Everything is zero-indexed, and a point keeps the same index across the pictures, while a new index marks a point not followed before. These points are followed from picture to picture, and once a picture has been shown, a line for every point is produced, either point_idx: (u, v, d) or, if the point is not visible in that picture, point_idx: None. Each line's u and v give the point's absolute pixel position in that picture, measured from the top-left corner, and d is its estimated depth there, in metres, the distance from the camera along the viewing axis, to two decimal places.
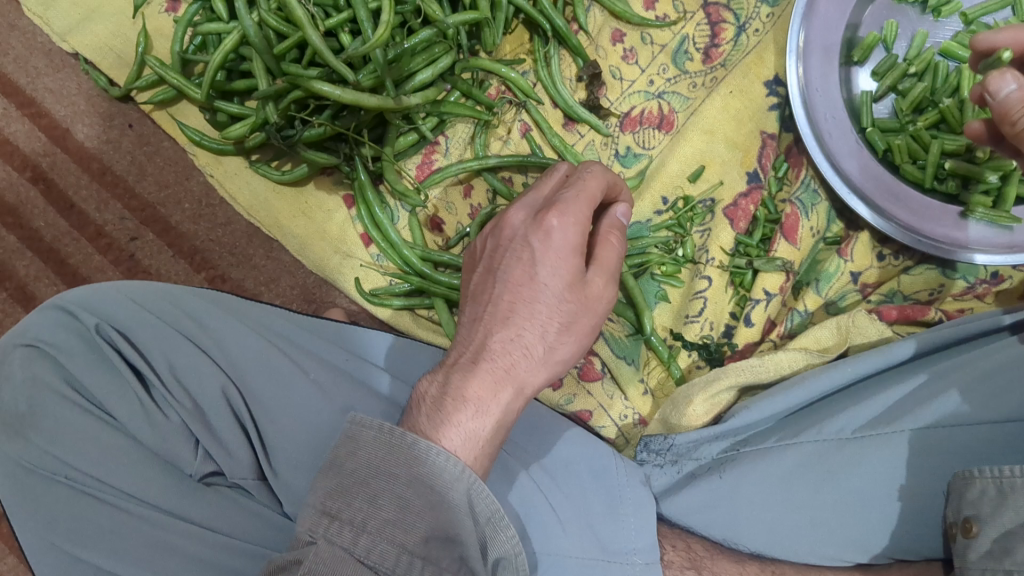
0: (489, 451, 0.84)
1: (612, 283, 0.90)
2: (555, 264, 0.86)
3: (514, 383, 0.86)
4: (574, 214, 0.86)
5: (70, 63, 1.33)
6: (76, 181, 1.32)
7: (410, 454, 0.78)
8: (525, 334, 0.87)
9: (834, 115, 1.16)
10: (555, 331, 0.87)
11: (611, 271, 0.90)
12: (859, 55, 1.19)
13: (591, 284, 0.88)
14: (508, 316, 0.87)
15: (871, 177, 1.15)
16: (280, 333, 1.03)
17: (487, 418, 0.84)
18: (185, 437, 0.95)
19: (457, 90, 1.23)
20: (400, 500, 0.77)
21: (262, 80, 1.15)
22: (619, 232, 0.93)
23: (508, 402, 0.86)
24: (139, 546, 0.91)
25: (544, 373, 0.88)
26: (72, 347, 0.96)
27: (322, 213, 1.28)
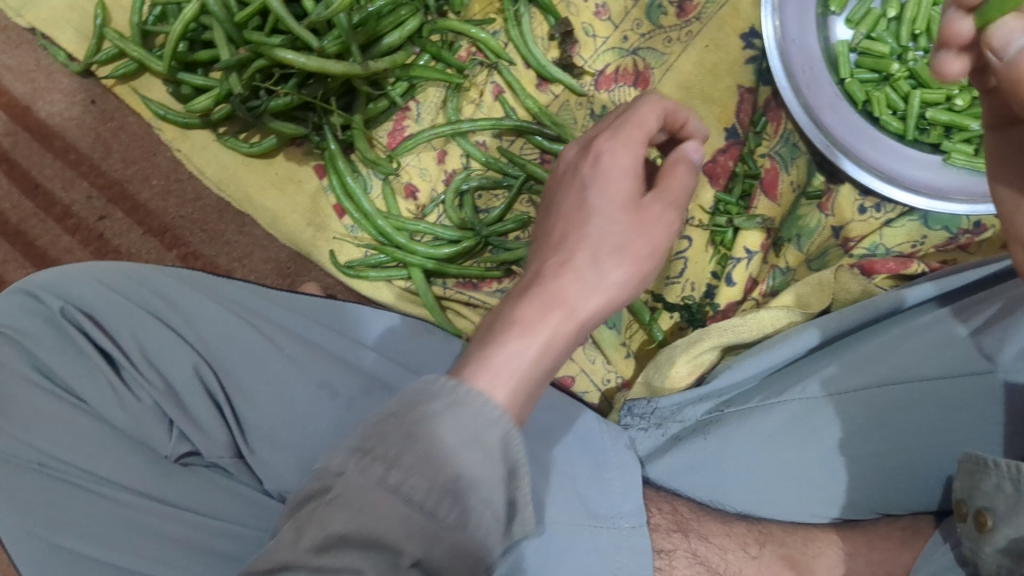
0: (531, 391, 0.72)
1: (669, 218, 0.79)
2: (606, 187, 0.78)
3: (564, 310, 0.74)
4: (638, 137, 0.79)
5: (27, 38, 1.29)
6: (40, 161, 1.29)
7: (445, 397, 0.66)
8: (578, 260, 0.76)
9: (811, 68, 1.14)
10: (608, 263, 0.77)
11: (670, 203, 0.79)
12: (837, 6, 1.16)
13: (647, 214, 0.78)
14: (561, 243, 0.78)
15: (849, 127, 1.14)
16: (252, 309, 1.01)
17: (539, 351, 0.72)
18: (159, 419, 0.93)
19: (427, 53, 1.20)
20: (444, 449, 0.63)
21: (223, 50, 1.12)
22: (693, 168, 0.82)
23: (558, 326, 0.74)
24: (120, 530, 0.89)
25: (597, 308, 0.76)
26: (36, 331, 0.94)
27: (294, 184, 1.25)
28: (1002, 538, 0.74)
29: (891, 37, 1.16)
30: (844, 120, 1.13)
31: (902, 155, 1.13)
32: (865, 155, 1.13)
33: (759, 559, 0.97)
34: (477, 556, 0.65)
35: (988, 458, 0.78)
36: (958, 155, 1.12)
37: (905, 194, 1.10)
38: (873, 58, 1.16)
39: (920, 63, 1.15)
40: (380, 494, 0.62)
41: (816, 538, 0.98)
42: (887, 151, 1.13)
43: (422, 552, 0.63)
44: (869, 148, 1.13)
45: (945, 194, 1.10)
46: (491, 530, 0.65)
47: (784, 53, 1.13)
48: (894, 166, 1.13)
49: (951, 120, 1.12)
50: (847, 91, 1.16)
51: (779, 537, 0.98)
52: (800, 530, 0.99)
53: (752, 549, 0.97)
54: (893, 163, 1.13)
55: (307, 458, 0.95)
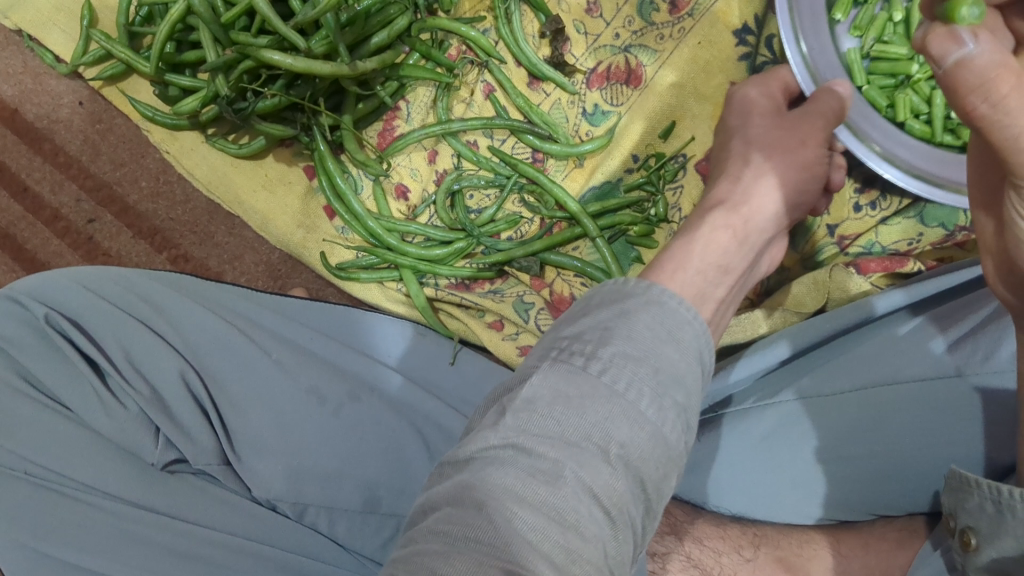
0: (717, 278, 0.82)
1: (818, 127, 0.90)
2: (742, 117, 0.95)
3: (725, 208, 0.87)
4: (758, 89, 0.96)
5: (15, 41, 1.28)
6: (28, 163, 1.28)
7: (638, 299, 0.67)
8: (730, 168, 0.92)
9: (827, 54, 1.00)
10: (759, 169, 0.89)
11: (811, 113, 0.91)
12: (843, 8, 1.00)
13: (785, 133, 0.91)
14: (726, 168, 0.92)
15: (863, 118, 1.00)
16: (241, 313, 1.01)
17: (712, 239, 0.84)
18: (146, 426, 0.91)
19: (417, 52, 1.18)
20: (642, 343, 0.63)
21: (210, 52, 1.11)
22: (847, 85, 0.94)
23: (727, 227, 0.85)
24: (106, 539, 0.88)
25: (762, 204, 0.88)
26: (20, 338, 0.92)
27: (283, 185, 1.24)
28: (987, 558, 0.72)
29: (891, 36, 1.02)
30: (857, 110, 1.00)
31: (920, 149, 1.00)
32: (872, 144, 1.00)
33: (753, 562, 0.96)
34: (666, 456, 0.62)
35: (971, 476, 0.74)
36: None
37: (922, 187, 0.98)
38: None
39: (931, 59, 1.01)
40: (589, 383, 0.61)
41: (811, 541, 0.96)
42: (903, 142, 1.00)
43: (626, 436, 0.60)
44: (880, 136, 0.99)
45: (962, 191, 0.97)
46: (680, 433, 0.64)
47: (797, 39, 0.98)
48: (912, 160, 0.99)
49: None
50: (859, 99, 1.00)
51: (774, 541, 0.97)
52: (796, 534, 0.97)
53: (746, 552, 0.96)
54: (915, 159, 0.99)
55: (294, 463, 0.94)
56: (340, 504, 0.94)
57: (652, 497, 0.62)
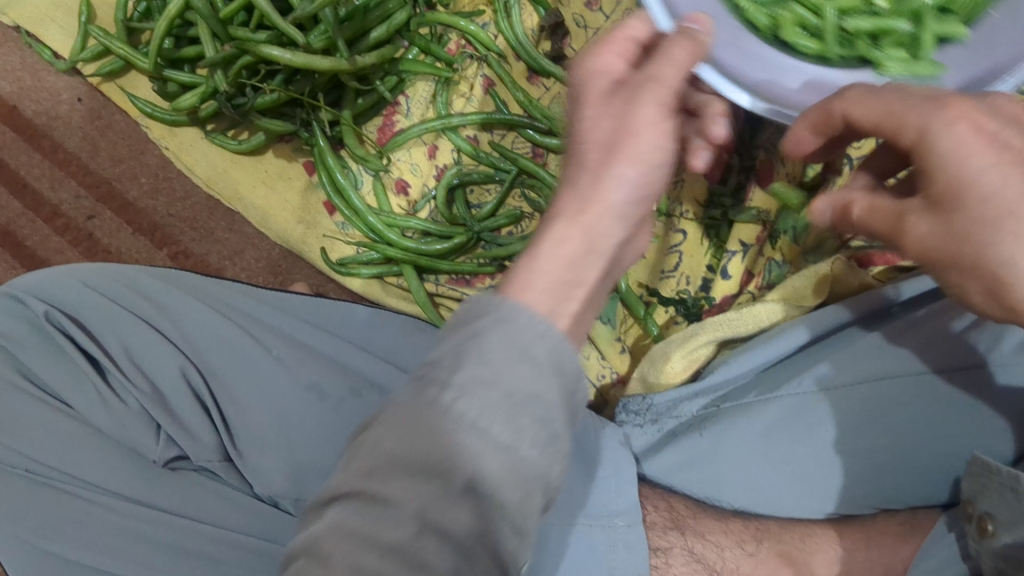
0: (576, 298, 0.58)
1: (652, 84, 0.59)
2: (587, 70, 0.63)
3: (575, 211, 0.59)
4: (614, 42, 0.64)
5: (12, 37, 1.29)
6: (27, 160, 1.28)
7: (491, 316, 0.55)
8: (581, 158, 0.60)
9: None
10: (601, 149, 0.59)
11: (653, 74, 0.60)
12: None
13: (624, 92, 0.60)
14: (574, 156, 0.61)
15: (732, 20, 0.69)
16: (241, 309, 1.01)
17: (559, 250, 0.58)
18: (146, 422, 0.91)
19: (415, 47, 1.19)
20: (497, 366, 0.53)
21: (207, 46, 1.10)
22: (694, 39, 0.62)
23: (575, 235, 0.58)
24: (109, 534, 0.88)
25: (624, 192, 0.59)
26: (23, 336, 0.93)
27: (283, 181, 1.24)
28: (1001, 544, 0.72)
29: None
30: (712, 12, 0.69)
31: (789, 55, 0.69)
32: (729, 66, 0.68)
33: (756, 556, 0.96)
34: (530, 482, 0.53)
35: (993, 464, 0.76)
36: (908, 56, 0.69)
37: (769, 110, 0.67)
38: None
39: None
40: (429, 416, 0.53)
41: (813, 534, 0.97)
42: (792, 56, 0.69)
43: (481, 466, 0.52)
44: (738, 56, 0.68)
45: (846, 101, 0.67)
46: (553, 459, 0.55)
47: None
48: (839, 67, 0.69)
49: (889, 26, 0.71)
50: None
51: (777, 534, 0.97)
52: (800, 528, 0.98)
53: (749, 546, 0.96)
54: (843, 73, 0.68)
55: (297, 458, 0.94)
56: None
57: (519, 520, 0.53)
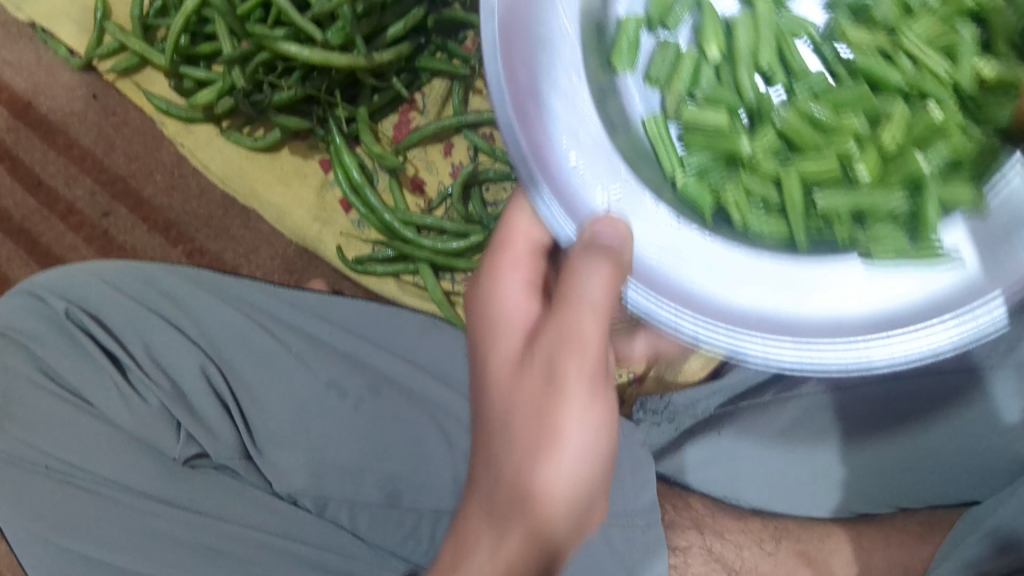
0: (534, 554, 0.66)
1: (572, 311, 0.61)
2: (497, 381, 0.68)
3: (521, 507, 0.65)
4: (511, 269, 0.71)
5: (27, 34, 1.28)
6: (42, 157, 1.28)
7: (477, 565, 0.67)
8: (506, 473, 0.66)
9: (505, 107, 0.62)
10: (539, 392, 0.64)
11: (575, 315, 0.62)
12: (626, 61, 0.72)
13: (547, 342, 0.64)
14: (487, 438, 0.68)
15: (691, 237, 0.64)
16: (259, 307, 1.01)
17: (499, 562, 0.66)
18: (165, 420, 0.91)
19: (432, 44, 1.18)
20: (508, 516, 0.66)
21: (225, 43, 1.10)
22: (620, 222, 0.60)
23: (514, 551, 0.65)
24: (128, 534, 0.88)
25: (561, 485, 0.64)
26: (44, 334, 0.94)
27: (299, 178, 1.23)
28: None
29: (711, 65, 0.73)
30: (647, 222, 0.63)
31: (760, 329, 0.60)
32: (650, 311, 0.61)
33: (774, 555, 0.97)
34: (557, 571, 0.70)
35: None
36: (903, 235, 0.65)
37: (793, 351, 0.60)
38: (705, 135, 0.70)
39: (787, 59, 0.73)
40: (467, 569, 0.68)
41: (831, 534, 0.97)
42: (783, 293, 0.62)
43: None
44: (653, 293, 0.61)
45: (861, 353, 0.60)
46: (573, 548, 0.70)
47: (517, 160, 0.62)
48: (867, 310, 0.61)
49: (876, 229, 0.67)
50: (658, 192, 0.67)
51: (796, 536, 0.98)
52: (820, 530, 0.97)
53: (767, 545, 0.98)
54: (834, 276, 0.63)
55: (317, 457, 0.94)
56: (362, 499, 0.94)
57: None
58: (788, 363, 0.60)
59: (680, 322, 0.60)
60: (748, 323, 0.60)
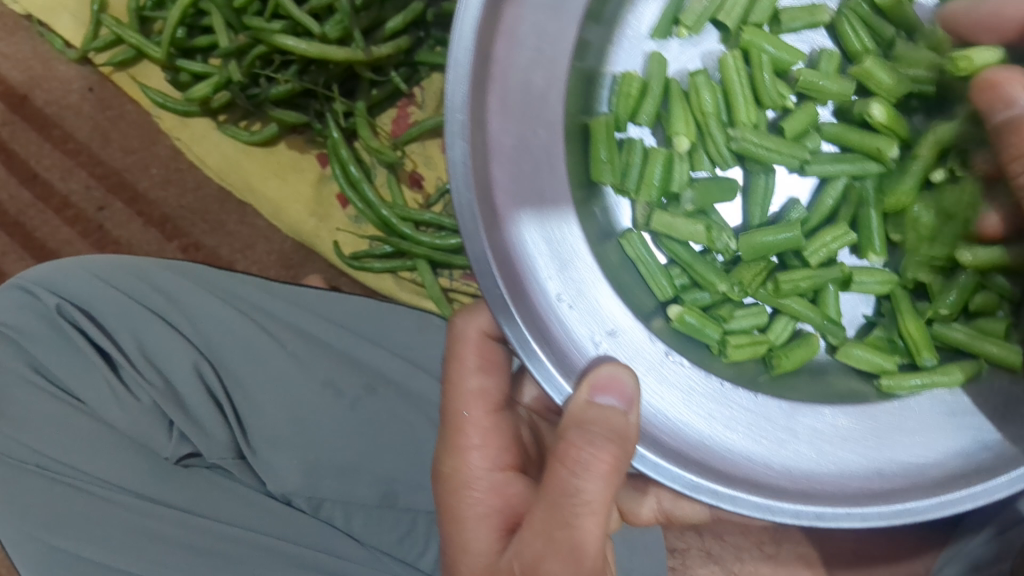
0: None
1: (565, 504, 0.57)
2: (476, 540, 0.66)
3: None
4: (476, 445, 0.70)
5: (24, 26, 1.26)
6: (37, 150, 1.27)
7: None
8: None
9: (501, 295, 0.55)
10: (519, 563, 0.61)
11: (569, 521, 0.57)
12: (609, 179, 0.67)
13: (524, 552, 0.60)
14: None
15: (697, 414, 0.59)
16: (254, 303, 0.99)
17: None
18: (158, 419, 0.90)
19: (433, 39, 1.15)
20: None
21: (221, 36, 1.08)
22: (624, 371, 0.56)
23: None
24: (120, 533, 0.86)
25: None
26: (34, 330, 0.92)
27: (296, 172, 1.21)
28: None
29: (681, 159, 0.70)
30: (631, 351, 0.60)
31: (770, 491, 0.55)
32: (652, 459, 0.56)
33: (775, 558, 0.96)
34: None
35: None
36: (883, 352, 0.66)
37: (849, 518, 0.53)
38: (683, 250, 0.69)
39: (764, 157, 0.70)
40: None
41: (833, 537, 0.96)
42: (799, 452, 0.58)
43: None
44: (659, 450, 0.57)
45: (888, 492, 0.56)
46: None
47: (491, 296, 0.55)
48: (868, 461, 0.58)
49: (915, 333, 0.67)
50: (648, 321, 0.64)
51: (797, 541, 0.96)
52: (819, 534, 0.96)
53: (768, 548, 0.96)
54: (851, 454, 0.58)
55: (311, 457, 0.93)
56: (357, 499, 0.93)
57: None
58: (833, 515, 0.53)
59: (690, 476, 0.54)
60: (771, 488, 0.55)
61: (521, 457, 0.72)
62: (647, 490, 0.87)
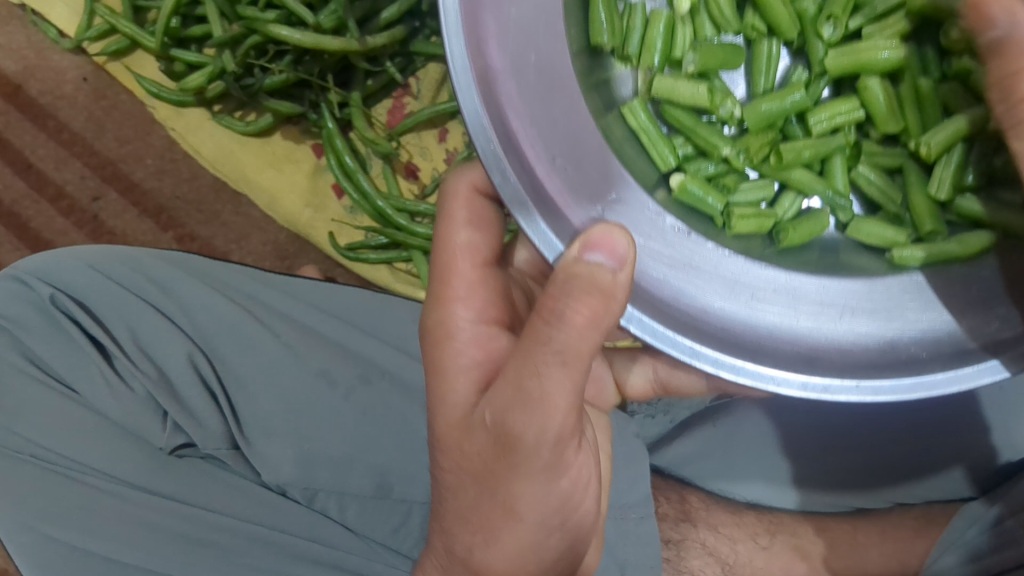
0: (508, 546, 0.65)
1: (539, 353, 0.56)
2: (455, 393, 0.66)
3: (485, 516, 0.65)
4: (462, 297, 0.69)
5: (17, 15, 1.26)
6: (32, 140, 1.26)
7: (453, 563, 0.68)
8: (466, 481, 0.65)
9: (529, 212, 0.51)
10: (494, 410, 0.61)
11: (540, 370, 0.57)
12: (609, 40, 0.62)
13: (494, 403, 0.61)
14: (446, 438, 0.66)
15: (705, 283, 0.55)
16: (248, 294, 1.00)
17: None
18: (151, 410, 0.90)
19: (428, 28, 1.15)
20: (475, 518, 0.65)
21: (215, 25, 1.08)
22: (618, 232, 0.51)
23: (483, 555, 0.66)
24: (114, 522, 0.86)
25: (530, 494, 0.63)
26: (28, 319, 0.92)
27: (291, 163, 1.21)
28: None
29: (682, 23, 0.69)
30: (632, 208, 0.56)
31: (777, 359, 0.54)
32: (654, 321, 0.53)
33: (769, 549, 0.96)
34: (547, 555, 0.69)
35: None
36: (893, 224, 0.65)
37: (856, 393, 0.53)
38: (685, 113, 0.66)
39: (770, 21, 0.68)
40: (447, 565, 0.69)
41: (827, 528, 0.96)
42: (806, 320, 0.56)
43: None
44: (661, 311, 0.54)
45: (897, 360, 0.55)
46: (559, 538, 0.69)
47: (517, 209, 0.51)
48: (882, 331, 0.56)
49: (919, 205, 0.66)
50: (650, 189, 0.60)
51: (790, 530, 0.96)
52: (813, 525, 0.96)
53: (762, 539, 0.96)
54: (859, 324, 0.56)
55: (306, 447, 0.92)
56: (351, 489, 0.92)
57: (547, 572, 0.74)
58: (839, 387, 0.53)
59: (691, 342, 0.53)
60: (777, 357, 0.54)
61: (510, 315, 0.71)
62: (643, 362, 0.87)
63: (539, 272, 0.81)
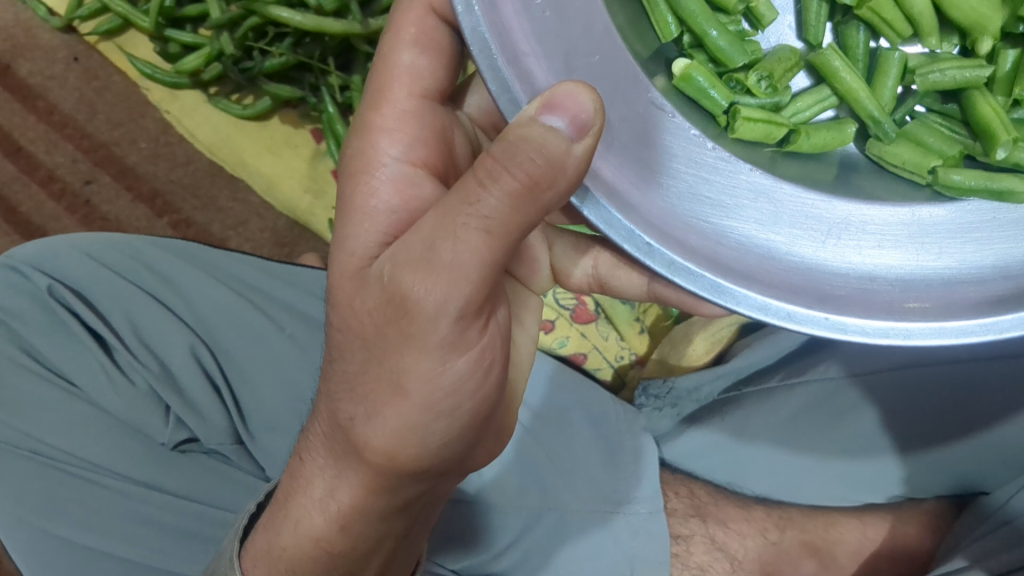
0: (396, 450, 0.57)
1: (460, 211, 0.49)
2: (358, 238, 0.57)
3: (363, 401, 0.56)
4: (389, 128, 0.59)
5: None
6: (21, 122, 1.23)
7: (334, 459, 0.61)
8: (355, 349, 0.56)
9: (491, 56, 0.46)
10: (396, 272, 0.52)
11: (455, 232, 0.49)
12: None
13: (396, 257, 0.52)
14: (337, 286, 0.57)
15: (688, 196, 0.51)
16: (248, 283, 0.98)
17: (347, 481, 0.60)
18: (154, 404, 0.88)
19: None
20: (357, 394, 0.57)
21: (212, 6, 1.06)
22: (583, 91, 0.46)
23: (361, 459, 0.58)
24: (118, 519, 0.85)
25: (427, 385, 0.55)
26: (24, 311, 0.89)
27: (289, 148, 1.18)
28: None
29: None
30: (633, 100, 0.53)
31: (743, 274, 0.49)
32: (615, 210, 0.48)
33: (779, 545, 0.96)
34: (435, 470, 0.61)
35: None
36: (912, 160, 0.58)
37: (824, 326, 0.47)
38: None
39: None
40: (325, 461, 0.62)
41: (837, 523, 0.96)
42: (780, 237, 0.52)
43: (380, 496, 0.61)
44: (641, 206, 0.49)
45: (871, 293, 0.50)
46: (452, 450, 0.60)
47: (478, 49, 0.46)
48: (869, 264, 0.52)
49: (925, 140, 0.59)
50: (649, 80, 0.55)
51: (799, 525, 0.96)
52: (822, 519, 0.96)
53: (771, 534, 0.96)
54: (842, 250, 0.52)
55: None
56: None
57: (437, 494, 0.66)
58: (805, 316, 0.47)
59: (648, 238, 0.47)
60: (749, 277, 0.49)
61: (445, 162, 0.61)
62: (586, 251, 0.76)
63: (491, 124, 0.70)
